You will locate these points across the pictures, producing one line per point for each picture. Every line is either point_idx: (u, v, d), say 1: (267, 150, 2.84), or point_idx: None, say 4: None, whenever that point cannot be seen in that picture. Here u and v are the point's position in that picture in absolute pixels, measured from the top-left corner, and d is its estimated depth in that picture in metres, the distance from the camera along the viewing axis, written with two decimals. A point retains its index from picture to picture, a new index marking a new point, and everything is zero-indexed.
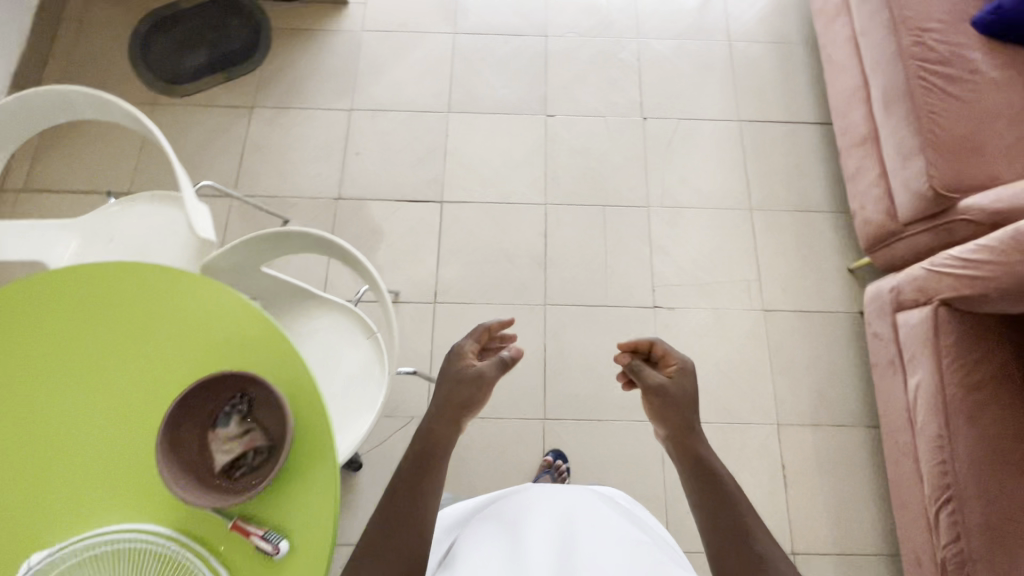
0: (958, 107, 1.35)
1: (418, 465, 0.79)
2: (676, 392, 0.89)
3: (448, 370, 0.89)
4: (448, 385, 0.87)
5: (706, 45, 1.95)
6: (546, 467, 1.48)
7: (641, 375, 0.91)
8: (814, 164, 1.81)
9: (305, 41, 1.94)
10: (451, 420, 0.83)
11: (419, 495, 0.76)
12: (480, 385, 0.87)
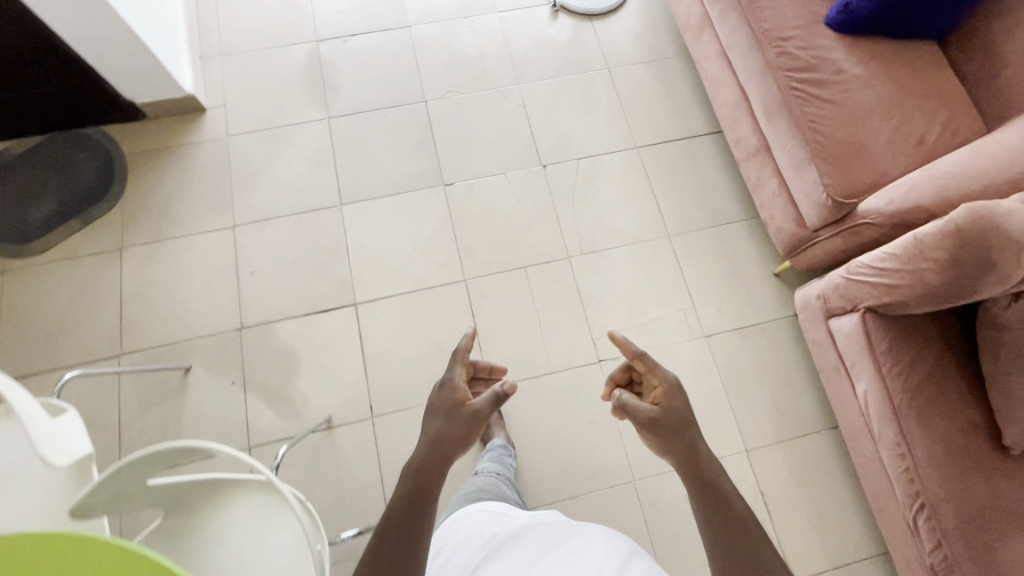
0: (834, 111, 1.37)
1: (417, 495, 0.82)
2: (672, 412, 0.90)
3: (444, 405, 0.95)
4: (444, 420, 0.93)
5: (587, 78, 1.93)
6: None
7: (633, 408, 0.92)
8: (718, 175, 1.82)
9: (166, 160, 1.76)
10: (446, 453, 0.88)
11: (419, 527, 0.78)
12: (474, 416, 0.93)
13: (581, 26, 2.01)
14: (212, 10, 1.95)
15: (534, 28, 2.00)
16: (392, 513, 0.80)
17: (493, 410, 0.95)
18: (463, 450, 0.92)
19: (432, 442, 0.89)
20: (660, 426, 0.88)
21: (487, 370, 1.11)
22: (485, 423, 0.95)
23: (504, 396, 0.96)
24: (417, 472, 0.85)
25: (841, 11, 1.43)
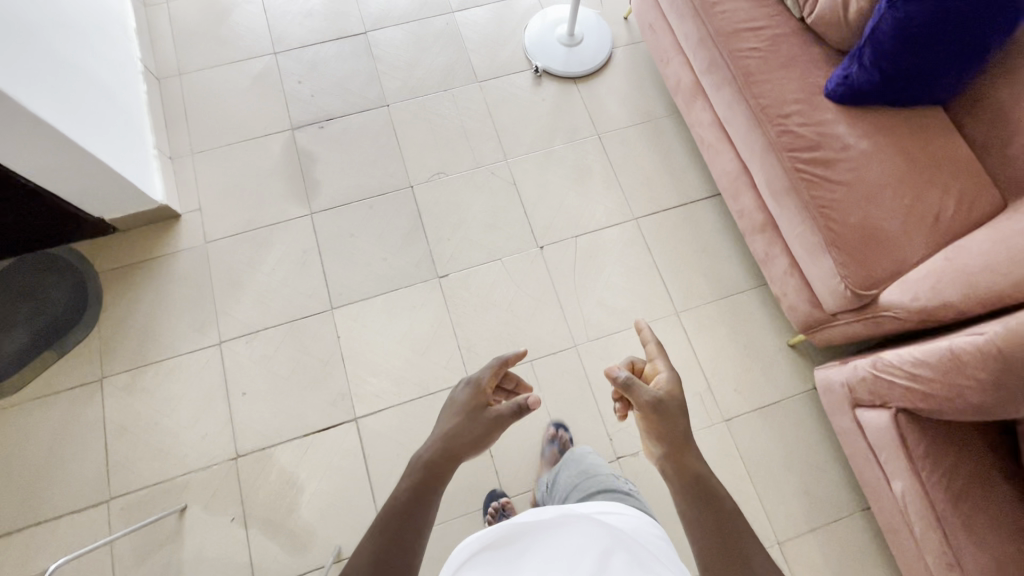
0: (845, 192, 1.30)
1: (423, 490, 0.87)
2: (672, 400, 1.00)
3: (466, 404, 1.01)
4: (462, 420, 0.98)
5: (577, 146, 1.86)
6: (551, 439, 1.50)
7: (634, 389, 1.00)
8: (721, 242, 1.75)
9: (143, 276, 1.66)
10: (455, 451, 0.92)
11: (417, 522, 0.83)
12: (491, 423, 0.97)
13: (566, 91, 1.94)
14: (180, 105, 1.86)
15: (518, 96, 1.92)
16: (399, 501, 0.85)
17: (509, 422, 0.98)
18: (471, 454, 0.96)
19: (448, 441, 0.93)
20: (658, 409, 0.98)
21: (513, 384, 1.13)
22: (499, 432, 0.99)
23: (524, 410, 0.97)
24: (428, 466, 0.90)
25: (840, 82, 1.37)
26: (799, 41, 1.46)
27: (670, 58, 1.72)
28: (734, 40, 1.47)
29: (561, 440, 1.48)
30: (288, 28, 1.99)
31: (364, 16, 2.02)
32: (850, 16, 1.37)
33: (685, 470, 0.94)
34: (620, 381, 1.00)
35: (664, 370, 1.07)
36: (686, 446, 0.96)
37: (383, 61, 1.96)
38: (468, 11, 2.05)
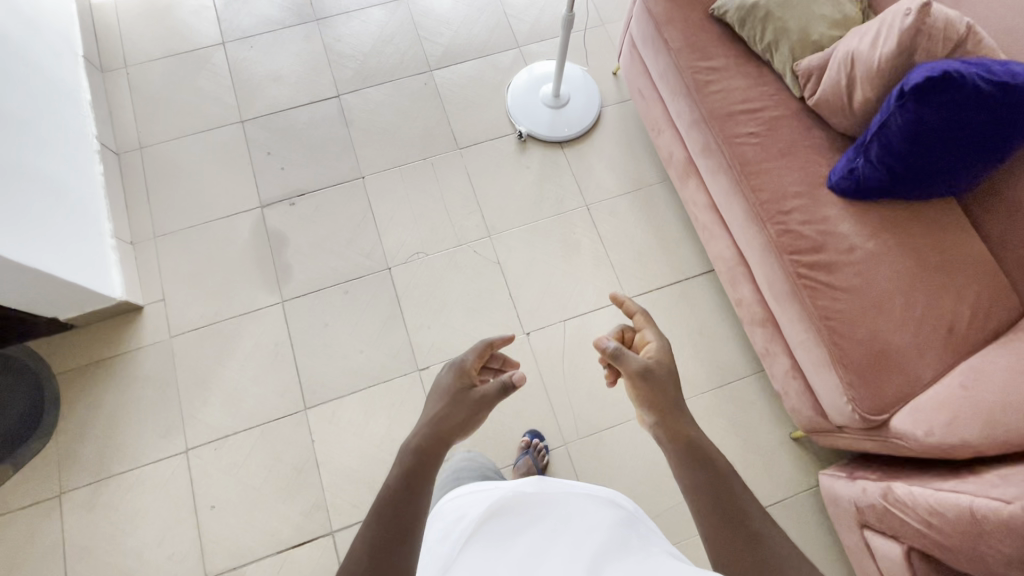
0: (850, 300, 1.21)
1: (416, 477, 0.77)
2: (662, 368, 0.90)
3: (450, 387, 0.92)
4: (447, 404, 0.89)
5: (565, 218, 1.75)
6: (524, 448, 1.49)
7: (622, 360, 0.90)
8: (717, 323, 1.65)
9: (103, 378, 1.55)
10: (447, 435, 0.84)
11: (413, 519, 0.73)
12: (480, 403, 0.89)
13: (553, 157, 1.83)
14: (142, 184, 1.75)
15: (501, 163, 1.81)
16: (388, 495, 0.74)
17: (496, 402, 0.90)
18: (462, 436, 0.88)
19: (438, 428, 0.84)
20: (648, 377, 0.88)
21: (499, 361, 1.04)
22: (488, 413, 0.91)
23: (511, 388, 0.90)
24: (416, 453, 0.80)
25: (845, 175, 1.26)
26: (799, 124, 1.36)
27: (661, 128, 1.62)
28: (729, 123, 1.37)
29: (535, 449, 1.47)
30: (256, 92, 1.87)
31: (336, 77, 1.90)
32: (854, 104, 1.25)
33: (679, 440, 0.84)
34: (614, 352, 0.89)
35: (655, 341, 0.96)
36: (678, 413, 0.87)
37: (356, 126, 1.85)
38: (447, 70, 1.93)
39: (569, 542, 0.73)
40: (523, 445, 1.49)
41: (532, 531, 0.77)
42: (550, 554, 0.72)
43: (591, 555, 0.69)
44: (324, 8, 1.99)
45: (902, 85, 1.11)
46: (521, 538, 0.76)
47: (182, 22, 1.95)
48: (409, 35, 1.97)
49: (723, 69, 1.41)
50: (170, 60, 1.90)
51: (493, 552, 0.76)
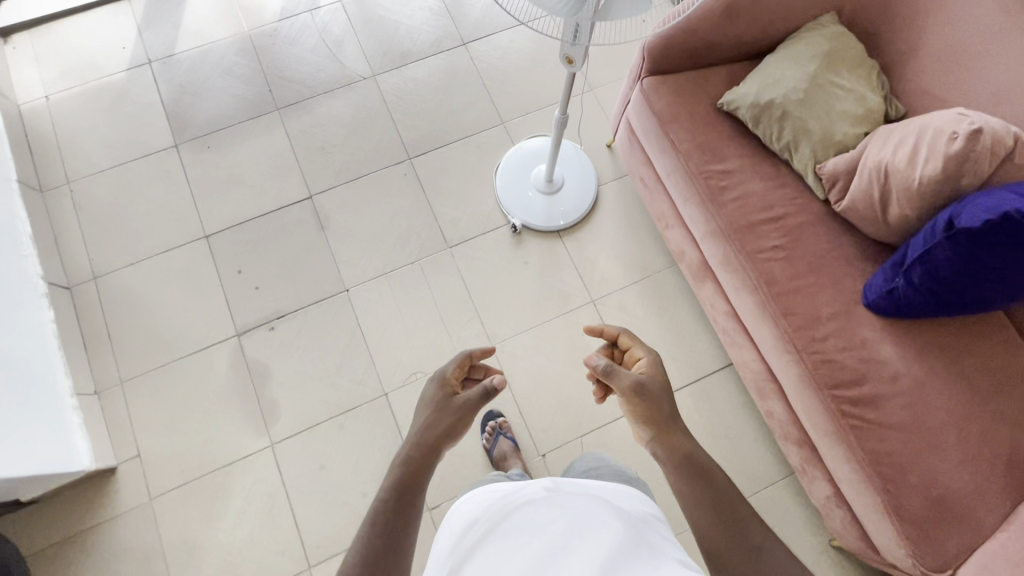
0: (902, 439, 1.11)
1: (403, 493, 0.78)
2: (655, 388, 0.87)
3: (430, 398, 0.89)
4: (432, 413, 0.87)
5: (570, 318, 1.63)
6: None
7: (615, 379, 0.87)
8: (743, 423, 1.54)
9: (79, 558, 1.39)
10: (432, 447, 0.83)
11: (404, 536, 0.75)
12: (464, 409, 0.86)
13: (552, 248, 1.69)
14: (101, 320, 1.57)
15: (496, 260, 1.67)
16: (377, 517, 0.76)
17: (480, 407, 0.87)
18: (452, 443, 0.87)
19: (422, 439, 0.84)
20: (641, 397, 0.86)
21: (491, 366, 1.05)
22: (473, 420, 0.87)
23: (493, 392, 0.86)
24: (402, 470, 0.81)
25: (883, 294, 1.15)
26: (826, 231, 1.24)
27: (669, 222, 1.49)
28: (751, 236, 1.24)
29: None
30: (219, 200, 1.69)
31: (306, 173, 1.73)
32: (890, 218, 1.14)
33: (676, 452, 0.82)
34: (603, 368, 0.87)
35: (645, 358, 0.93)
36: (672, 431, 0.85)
37: (334, 229, 1.68)
38: (428, 155, 1.77)
39: (584, 545, 0.57)
40: None
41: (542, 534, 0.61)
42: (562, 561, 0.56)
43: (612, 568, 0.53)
44: (286, 95, 1.80)
45: (962, 218, 0.99)
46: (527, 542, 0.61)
47: (127, 123, 1.75)
48: (382, 118, 1.79)
49: (739, 171, 1.27)
50: (119, 170, 1.71)
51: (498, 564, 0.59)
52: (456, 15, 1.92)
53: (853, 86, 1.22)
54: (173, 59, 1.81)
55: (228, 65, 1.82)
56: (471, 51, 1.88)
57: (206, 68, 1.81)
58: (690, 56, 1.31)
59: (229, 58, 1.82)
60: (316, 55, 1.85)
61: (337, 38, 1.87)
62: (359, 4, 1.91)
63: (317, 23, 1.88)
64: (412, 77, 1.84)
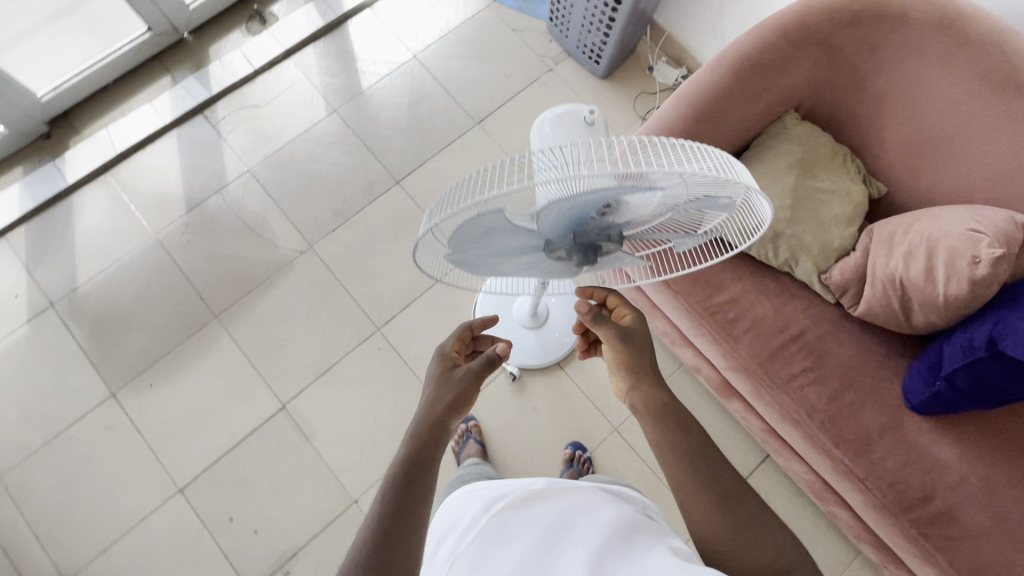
0: (992, 547, 1.05)
1: (416, 465, 0.68)
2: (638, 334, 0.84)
3: (434, 370, 0.84)
4: (436, 386, 0.81)
5: (598, 454, 1.52)
6: (569, 461, 1.46)
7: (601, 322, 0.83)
8: (805, 515, 1.46)
9: None
10: (440, 419, 0.75)
11: (418, 497, 0.65)
12: (466, 379, 0.81)
13: (556, 382, 1.57)
14: None
15: (502, 415, 1.54)
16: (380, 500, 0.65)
17: (486, 375, 0.83)
18: (463, 417, 0.80)
19: (431, 412, 0.76)
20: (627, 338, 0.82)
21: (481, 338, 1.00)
22: (477, 391, 0.82)
23: (497, 359, 0.84)
24: (412, 448, 0.71)
25: (930, 402, 1.08)
26: (849, 339, 1.17)
27: (675, 341, 1.37)
28: (777, 364, 1.16)
29: (581, 465, 1.46)
30: (181, 441, 1.49)
31: (270, 381, 1.54)
32: (917, 321, 1.07)
33: (653, 403, 0.77)
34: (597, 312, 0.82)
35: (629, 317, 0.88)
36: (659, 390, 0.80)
37: (320, 435, 1.51)
38: (396, 319, 1.61)
39: (573, 539, 0.60)
40: (567, 458, 1.46)
41: (537, 526, 0.64)
42: (543, 549, 0.60)
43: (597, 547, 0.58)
44: (221, 295, 1.60)
45: (1009, 341, 0.92)
46: (522, 535, 0.63)
47: (47, 385, 1.50)
48: (335, 292, 1.62)
49: (744, 297, 1.19)
50: (56, 443, 1.47)
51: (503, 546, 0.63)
52: (380, 152, 1.75)
53: (837, 184, 1.15)
54: (79, 293, 1.58)
55: (144, 281, 1.60)
56: (406, 187, 1.72)
57: (121, 292, 1.58)
58: None
59: (144, 273, 1.60)
60: (241, 241, 1.65)
61: (258, 215, 1.67)
62: (270, 169, 1.71)
63: (229, 203, 1.68)
64: (352, 235, 1.67)
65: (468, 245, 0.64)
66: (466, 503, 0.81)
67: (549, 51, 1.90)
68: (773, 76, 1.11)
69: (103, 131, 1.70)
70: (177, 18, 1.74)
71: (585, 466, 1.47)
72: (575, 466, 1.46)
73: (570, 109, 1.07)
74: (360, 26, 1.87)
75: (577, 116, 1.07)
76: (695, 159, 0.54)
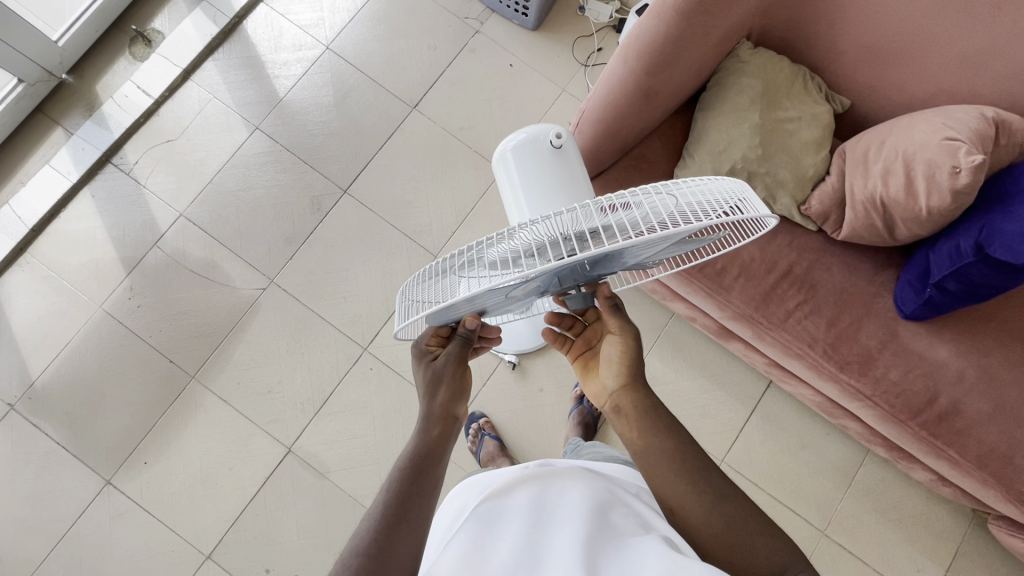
0: (995, 430, 1.11)
1: (422, 462, 0.66)
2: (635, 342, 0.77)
3: (418, 374, 0.73)
4: (425, 387, 0.72)
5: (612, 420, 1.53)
6: (579, 398, 1.50)
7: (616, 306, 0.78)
8: (816, 428, 1.51)
9: None
10: (439, 418, 0.70)
11: (426, 487, 0.64)
12: (451, 367, 0.72)
13: (557, 359, 1.56)
14: None
15: (511, 404, 1.53)
16: (390, 506, 0.61)
17: (468, 354, 0.74)
18: (466, 403, 0.73)
19: (430, 406, 0.70)
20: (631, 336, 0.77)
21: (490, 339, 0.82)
22: (468, 371, 0.73)
23: (473, 336, 0.75)
24: (416, 449, 0.67)
25: (923, 309, 1.09)
26: (836, 264, 1.16)
27: (666, 297, 1.34)
28: (772, 305, 1.15)
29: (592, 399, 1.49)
30: (194, 510, 1.42)
31: (268, 427, 1.48)
32: (898, 234, 1.07)
33: (643, 409, 0.73)
34: (616, 303, 0.77)
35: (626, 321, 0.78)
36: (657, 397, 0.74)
37: (334, 469, 1.46)
38: (380, 335, 1.54)
39: (565, 537, 0.58)
40: (578, 396, 1.49)
41: (526, 523, 0.61)
42: (537, 543, 0.59)
43: (589, 544, 0.56)
44: (191, 354, 1.50)
45: (996, 244, 0.93)
46: (510, 530, 0.61)
47: (33, 489, 1.41)
48: (311, 322, 1.54)
49: None
50: (63, 547, 1.39)
51: (493, 533, 0.61)
52: (318, 162, 1.62)
53: (802, 111, 1.11)
54: (38, 387, 1.46)
55: (105, 358, 1.48)
56: (357, 193, 1.61)
57: (83, 375, 1.47)
58: (625, 152, 1.16)
59: (103, 350, 1.49)
60: (195, 291, 1.53)
61: (206, 260, 1.55)
62: (203, 207, 1.57)
63: (171, 253, 1.55)
64: (313, 258, 1.57)
65: (451, 310, 0.63)
66: (464, 486, 0.79)
67: (471, 12, 1.74)
68: (721, 11, 1.03)
69: (5, 207, 1.52)
70: (49, 61, 1.53)
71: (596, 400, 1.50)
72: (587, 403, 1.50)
73: (532, 134, 0.97)
74: (260, 25, 1.68)
75: (541, 141, 0.96)
76: (685, 202, 0.56)
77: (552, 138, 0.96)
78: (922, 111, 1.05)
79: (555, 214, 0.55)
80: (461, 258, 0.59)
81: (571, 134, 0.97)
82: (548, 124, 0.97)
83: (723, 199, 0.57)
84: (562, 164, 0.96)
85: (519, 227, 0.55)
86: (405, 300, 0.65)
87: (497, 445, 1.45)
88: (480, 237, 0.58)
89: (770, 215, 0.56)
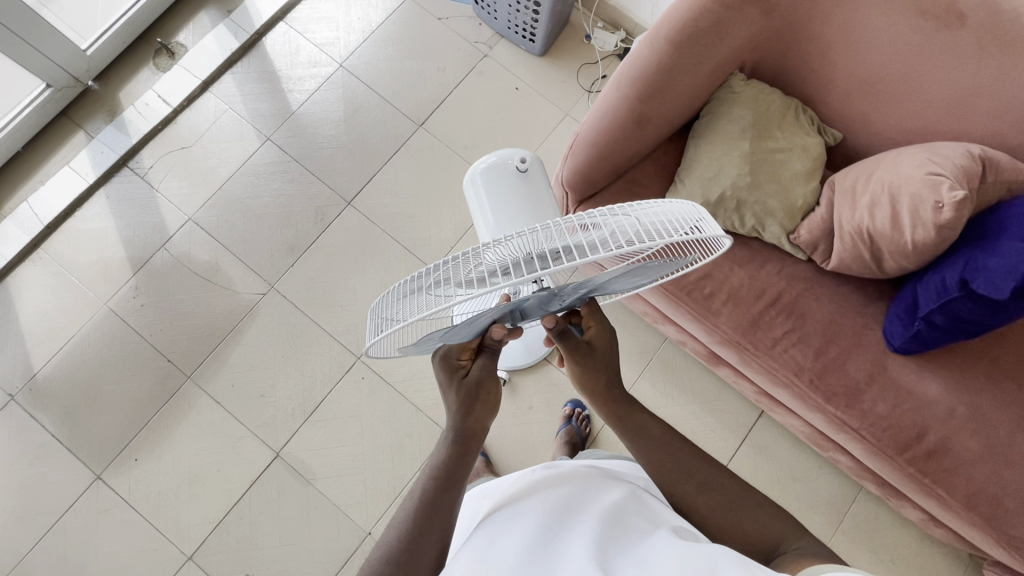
0: (986, 470, 1.09)
1: None
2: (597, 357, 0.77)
3: (451, 393, 0.72)
4: (459, 407, 0.71)
5: (600, 442, 1.52)
6: (568, 418, 1.50)
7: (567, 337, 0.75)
8: (807, 461, 1.49)
9: None
10: None
11: None
12: (487, 384, 0.73)
13: (548, 378, 1.56)
14: None
15: (500, 420, 1.53)
16: None
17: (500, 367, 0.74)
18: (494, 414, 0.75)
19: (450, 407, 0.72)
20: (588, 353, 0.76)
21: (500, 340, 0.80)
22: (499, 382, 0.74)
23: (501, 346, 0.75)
24: None
25: (911, 343, 1.08)
26: (826, 294, 1.17)
27: (656, 319, 1.35)
28: (759, 332, 1.15)
29: (580, 420, 1.49)
30: (180, 509, 1.43)
31: (259, 431, 1.49)
32: (887, 265, 1.07)
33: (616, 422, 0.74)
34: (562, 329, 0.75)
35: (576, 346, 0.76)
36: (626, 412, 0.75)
37: (320, 476, 1.47)
38: None
39: (577, 532, 0.59)
40: (566, 415, 1.49)
41: (540, 520, 0.63)
42: (552, 538, 0.60)
43: (602, 537, 0.58)
44: (189, 354, 1.53)
45: (979, 279, 0.94)
46: (524, 529, 0.62)
47: (25, 480, 1.43)
48: (307, 329, 1.56)
49: (716, 269, 1.17)
50: (49, 539, 1.40)
51: (510, 531, 0.63)
52: (324, 174, 1.67)
53: (792, 141, 1.13)
54: (39, 379, 1.50)
55: (105, 355, 1.52)
56: (360, 205, 1.65)
57: (83, 370, 1.51)
58: (618, 175, 1.18)
59: (103, 346, 1.52)
60: (198, 293, 1.57)
61: (210, 264, 1.59)
62: (212, 213, 1.63)
63: (177, 256, 1.59)
64: (313, 266, 1.60)
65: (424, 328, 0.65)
66: (478, 499, 0.82)
67: (480, 36, 1.81)
68: (712, 42, 1.07)
69: (24, 205, 1.59)
70: (76, 68, 1.61)
71: (585, 421, 1.50)
72: (575, 423, 1.50)
73: (501, 159, 1.08)
74: (279, 42, 1.76)
75: (509, 165, 1.08)
76: (646, 224, 0.58)
77: (518, 163, 1.08)
78: (911, 146, 1.07)
79: (521, 234, 0.58)
80: (429, 278, 0.61)
81: (535, 161, 1.09)
82: (514, 150, 1.09)
83: (678, 220, 0.59)
84: (529, 187, 1.08)
85: (488, 247, 0.58)
86: (377, 319, 0.66)
87: (483, 460, 1.45)
88: (449, 256, 0.60)
89: (725, 235, 0.58)
